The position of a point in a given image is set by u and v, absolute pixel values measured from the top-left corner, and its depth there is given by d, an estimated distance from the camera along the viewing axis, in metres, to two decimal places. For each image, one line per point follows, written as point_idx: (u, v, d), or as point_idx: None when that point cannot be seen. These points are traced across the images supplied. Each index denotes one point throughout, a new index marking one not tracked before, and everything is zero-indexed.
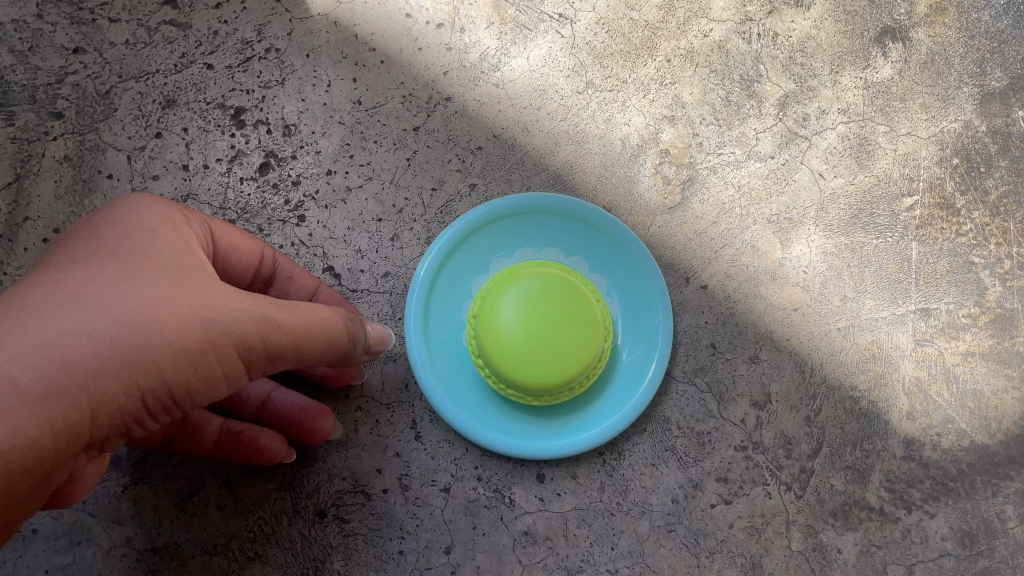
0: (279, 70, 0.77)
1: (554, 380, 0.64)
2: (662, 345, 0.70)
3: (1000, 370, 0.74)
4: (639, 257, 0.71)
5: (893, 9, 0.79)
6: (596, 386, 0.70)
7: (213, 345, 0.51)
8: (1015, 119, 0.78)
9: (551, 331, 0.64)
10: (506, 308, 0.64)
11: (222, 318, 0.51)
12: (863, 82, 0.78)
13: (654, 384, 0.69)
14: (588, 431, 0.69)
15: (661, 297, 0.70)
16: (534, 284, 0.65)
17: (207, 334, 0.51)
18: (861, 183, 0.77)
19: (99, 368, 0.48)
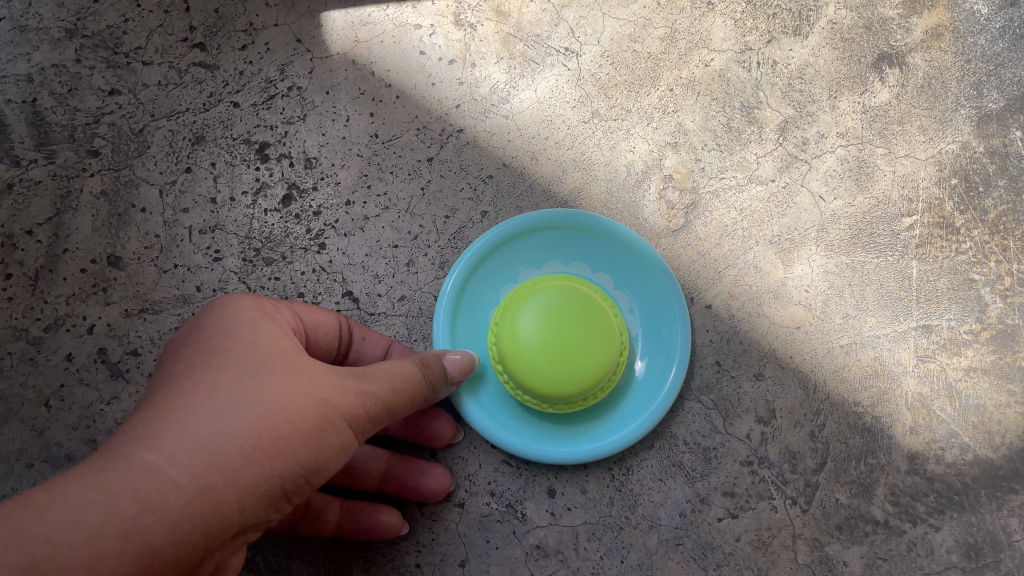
0: (300, 106, 0.82)
1: (560, 390, 0.66)
2: (678, 365, 0.72)
3: (1002, 385, 0.76)
4: (662, 274, 0.73)
5: (889, 35, 0.81)
6: (608, 401, 0.72)
7: (332, 423, 0.55)
8: (1012, 140, 0.80)
9: (567, 341, 0.66)
10: (529, 314, 0.67)
11: (315, 420, 0.54)
12: (861, 106, 0.81)
13: (663, 403, 0.71)
14: (594, 441, 0.71)
15: (681, 316, 0.72)
16: (559, 295, 0.68)
17: (299, 443, 0.53)
18: (860, 205, 0.79)
19: (244, 462, 0.51)
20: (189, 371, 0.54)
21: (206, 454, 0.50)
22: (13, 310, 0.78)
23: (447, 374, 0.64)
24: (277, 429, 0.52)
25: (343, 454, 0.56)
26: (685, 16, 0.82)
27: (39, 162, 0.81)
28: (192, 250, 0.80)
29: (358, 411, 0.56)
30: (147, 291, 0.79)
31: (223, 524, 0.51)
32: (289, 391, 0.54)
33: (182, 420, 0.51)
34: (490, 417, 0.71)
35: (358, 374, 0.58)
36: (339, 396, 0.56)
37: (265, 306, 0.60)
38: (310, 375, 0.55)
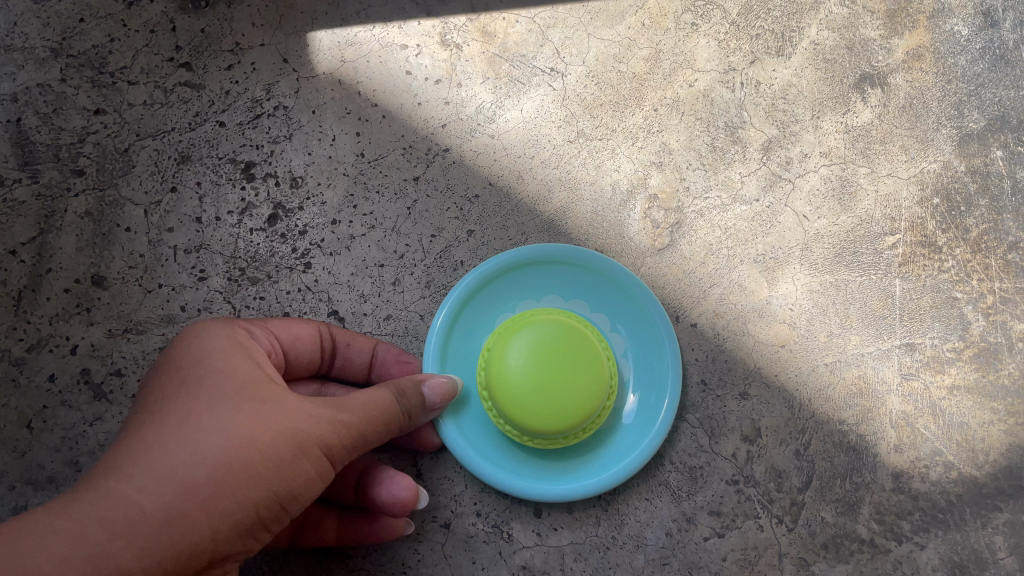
0: (286, 126, 0.82)
1: (534, 423, 0.66)
2: (665, 413, 0.72)
3: (985, 403, 0.76)
4: (656, 317, 0.73)
5: (871, 56, 0.82)
6: (588, 445, 0.72)
7: (305, 451, 0.56)
8: (993, 159, 0.81)
9: (552, 377, 0.66)
10: (537, 337, 0.67)
11: (285, 448, 0.55)
12: (844, 126, 0.81)
13: (641, 457, 0.71)
14: (558, 481, 0.70)
15: (673, 359, 0.72)
16: (571, 333, 0.68)
17: (268, 473, 0.54)
18: (844, 224, 0.79)
19: (213, 491, 0.52)
20: (162, 402, 0.56)
21: (175, 483, 0.52)
22: None
23: (427, 400, 0.63)
24: (246, 459, 0.54)
25: (319, 482, 0.57)
26: (669, 37, 0.83)
27: (24, 182, 0.81)
28: (177, 269, 0.79)
29: (333, 440, 0.57)
30: (131, 311, 0.79)
31: (193, 552, 0.52)
32: (259, 421, 0.55)
33: (154, 451, 0.53)
34: (464, 439, 0.70)
35: (333, 404, 0.58)
36: (312, 424, 0.56)
37: (239, 335, 0.62)
38: (282, 404, 0.57)
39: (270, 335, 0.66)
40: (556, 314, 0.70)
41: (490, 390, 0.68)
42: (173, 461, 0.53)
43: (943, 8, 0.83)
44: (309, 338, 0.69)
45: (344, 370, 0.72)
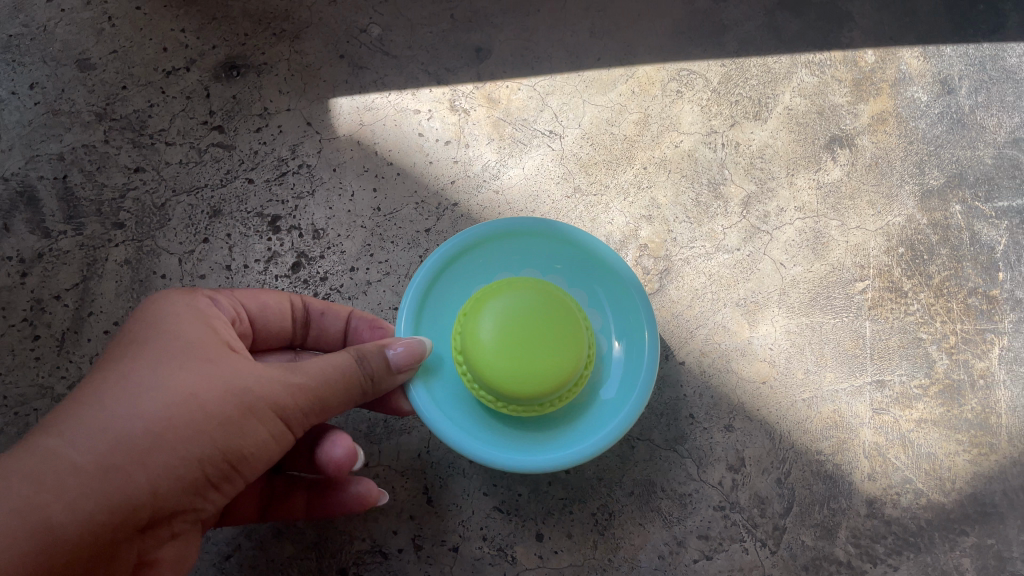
0: (309, 183, 0.90)
1: (507, 384, 0.63)
2: (640, 388, 0.68)
3: (951, 435, 0.83)
4: (634, 295, 0.70)
5: (839, 120, 0.91)
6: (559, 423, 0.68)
7: (251, 411, 0.58)
8: (952, 213, 0.89)
9: (531, 336, 0.63)
10: (518, 303, 0.65)
11: (228, 408, 0.58)
12: (816, 183, 0.89)
13: (610, 437, 0.66)
14: (523, 454, 0.66)
15: (652, 333, 0.69)
16: (553, 303, 0.66)
17: (211, 430, 0.57)
18: (818, 271, 0.87)
19: (152, 444, 0.55)
20: (108, 363, 0.58)
21: (113, 437, 0.54)
22: (41, 369, 0.84)
23: (391, 364, 0.63)
24: (187, 414, 0.56)
25: (268, 442, 0.60)
26: (657, 103, 0.92)
27: (69, 233, 0.88)
28: None
29: (284, 401, 0.60)
30: None
31: (136, 504, 0.54)
32: (203, 380, 0.58)
33: (94, 407, 0.55)
34: (430, 401, 0.67)
35: (287, 367, 0.61)
36: (262, 385, 0.59)
37: (196, 302, 0.65)
38: (228, 365, 0.60)
39: (236, 303, 0.70)
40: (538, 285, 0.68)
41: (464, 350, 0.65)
42: (117, 417, 0.55)
43: (904, 76, 0.93)
44: (278, 309, 0.73)
45: (320, 340, 0.76)
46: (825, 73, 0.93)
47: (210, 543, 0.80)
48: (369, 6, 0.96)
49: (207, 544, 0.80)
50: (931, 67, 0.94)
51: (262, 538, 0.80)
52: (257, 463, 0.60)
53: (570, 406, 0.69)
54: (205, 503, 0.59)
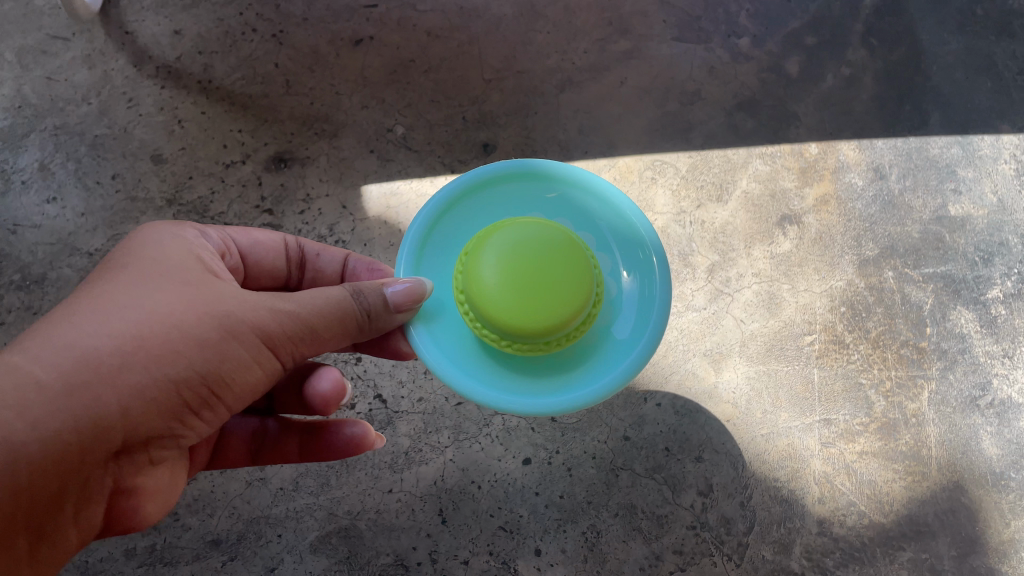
0: None
1: (507, 319, 0.61)
2: (654, 325, 0.67)
3: (888, 465, 0.97)
4: (643, 230, 0.70)
5: (788, 202, 1.09)
6: (567, 368, 0.67)
7: (231, 333, 0.62)
8: (885, 278, 1.06)
9: (532, 271, 0.62)
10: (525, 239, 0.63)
11: (204, 330, 0.60)
12: (770, 253, 1.06)
13: (616, 379, 0.66)
14: (526, 396, 0.65)
15: (662, 275, 0.69)
16: (562, 244, 0.64)
17: (185, 351, 0.59)
18: (772, 327, 1.03)
19: (122, 363, 0.58)
20: (86, 287, 0.62)
21: (82, 354, 0.57)
22: None
23: (390, 302, 0.65)
24: (161, 334, 0.59)
25: (253, 367, 0.63)
26: (635, 187, 1.09)
27: None
28: None
29: (268, 324, 0.63)
30: None
31: (105, 422, 0.57)
32: (185, 300, 0.61)
33: (64, 327, 0.58)
34: (431, 344, 0.68)
35: (275, 295, 0.65)
36: (244, 310, 0.63)
37: (181, 235, 0.69)
38: (211, 291, 0.63)
39: (234, 245, 0.77)
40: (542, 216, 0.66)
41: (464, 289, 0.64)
42: (90, 337, 0.58)
43: (842, 165, 1.11)
44: (271, 248, 0.80)
45: (316, 281, 0.83)
46: (776, 163, 1.11)
47: (259, 557, 0.95)
48: (395, 109, 1.15)
49: (256, 558, 0.95)
50: (865, 157, 1.12)
51: (302, 553, 0.95)
52: (240, 388, 0.63)
53: (577, 349, 0.68)
54: (184, 427, 0.62)
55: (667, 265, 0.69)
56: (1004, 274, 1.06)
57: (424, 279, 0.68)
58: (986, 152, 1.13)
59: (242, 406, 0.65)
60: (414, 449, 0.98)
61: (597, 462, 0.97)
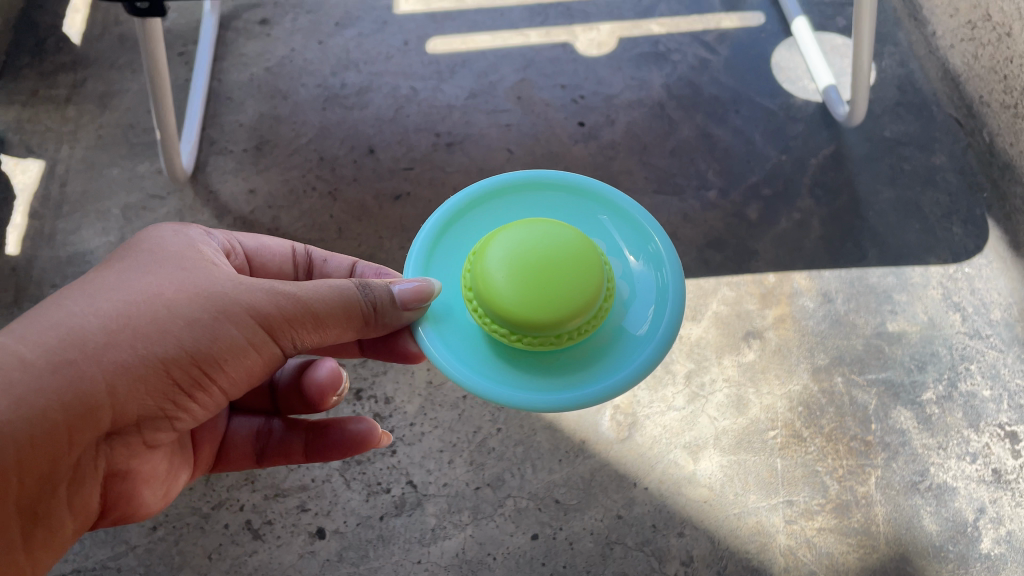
0: (382, 365, 1.29)
1: (517, 314, 0.77)
2: (666, 322, 0.83)
3: (843, 539, 1.15)
4: (656, 238, 0.89)
5: (752, 321, 1.31)
6: (582, 362, 0.83)
7: (215, 317, 0.80)
8: (835, 382, 1.26)
9: (538, 270, 0.78)
10: (527, 240, 0.79)
11: (186, 316, 0.79)
12: (737, 362, 1.28)
13: (629, 373, 0.81)
14: (541, 391, 0.80)
15: (671, 276, 0.86)
16: (563, 242, 0.79)
17: (171, 334, 0.78)
18: (740, 423, 1.23)
19: (113, 344, 0.76)
20: (88, 280, 0.81)
21: (77, 337, 0.76)
22: (193, 495, 1.18)
23: (399, 299, 0.83)
24: (150, 319, 0.78)
25: (240, 344, 0.81)
26: None
27: None
28: None
29: (250, 307, 0.82)
30: (279, 482, 1.20)
31: (97, 390, 0.75)
32: (170, 297, 0.79)
33: (66, 316, 0.77)
34: (451, 349, 0.84)
35: (260, 283, 0.83)
36: (229, 297, 0.81)
37: (175, 237, 0.88)
38: (197, 288, 0.81)
39: (241, 251, 0.99)
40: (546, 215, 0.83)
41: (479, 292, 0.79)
42: (83, 327, 0.76)
43: (796, 291, 1.34)
44: (280, 254, 1.02)
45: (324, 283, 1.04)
46: (740, 289, 1.34)
47: None
48: None
49: None
50: (815, 284, 1.35)
51: None
52: (227, 363, 0.81)
53: (591, 346, 0.84)
54: (177, 397, 0.80)
55: (675, 264, 0.87)
56: (936, 379, 1.26)
57: (431, 282, 0.85)
58: (917, 280, 1.35)
59: (232, 380, 0.83)
60: (439, 526, 1.17)
61: (594, 537, 1.15)
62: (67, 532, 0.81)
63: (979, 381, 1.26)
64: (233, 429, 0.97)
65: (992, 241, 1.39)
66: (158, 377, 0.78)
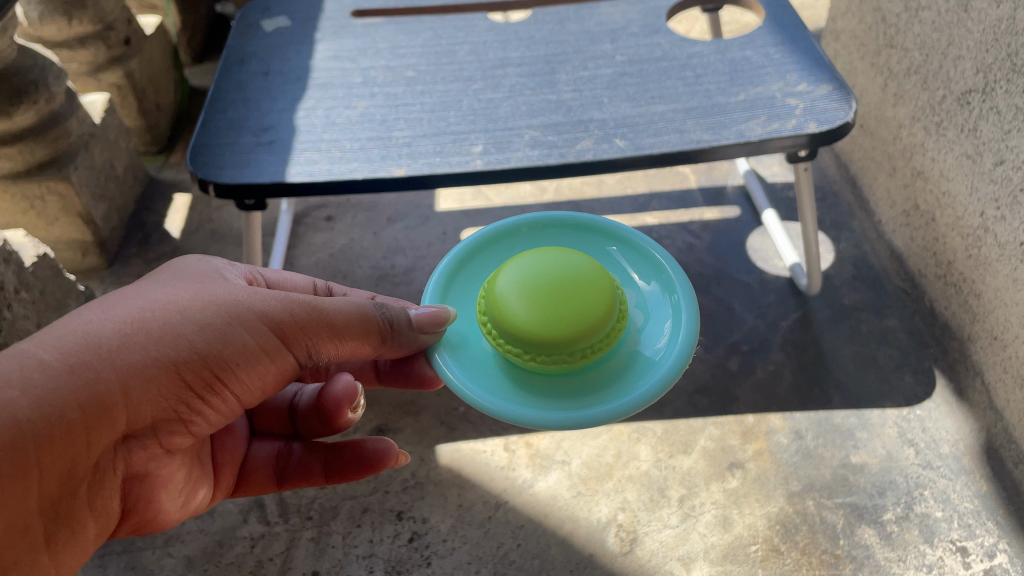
0: (420, 492, 1.54)
1: (533, 336, 0.96)
2: (678, 340, 1.02)
3: None
4: (667, 266, 1.11)
5: (735, 454, 1.55)
6: (599, 386, 1.00)
7: (227, 323, 0.90)
8: (808, 504, 1.47)
9: (552, 293, 0.97)
10: (542, 273, 0.99)
11: (198, 321, 0.89)
12: (723, 488, 1.50)
13: (641, 388, 0.98)
14: (559, 411, 0.97)
15: (679, 296, 1.08)
16: (576, 274, 0.99)
17: (183, 336, 0.88)
18: (726, 539, 1.43)
19: (127, 346, 0.85)
20: (102, 300, 0.90)
21: (91, 341, 0.84)
22: None
23: (417, 323, 1.01)
24: (164, 325, 0.88)
25: (251, 348, 0.91)
26: (626, 445, 1.58)
27: (280, 522, 1.52)
28: (357, 565, 1.45)
29: (260, 317, 0.92)
30: None
31: (110, 387, 0.83)
32: (181, 308, 0.89)
33: (79, 325, 0.85)
34: (469, 377, 1.02)
35: (268, 298, 0.94)
36: (238, 307, 0.92)
37: (185, 267, 0.99)
38: (210, 299, 0.91)
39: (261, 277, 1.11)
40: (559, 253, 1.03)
41: (497, 321, 0.99)
42: (98, 334, 0.85)
43: (772, 429, 1.58)
44: (301, 284, 1.17)
45: None
46: (724, 428, 1.59)
47: None
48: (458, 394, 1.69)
49: None
50: (788, 424, 1.59)
51: None
52: (239, 366, 0.91)
53: (608, 369, 1.02)
54: (188, 397, 0.89)
55: (684, 286, 1.08)
56: (894, 502, 1.47)
57: (446, 312, 1.05)
58: (876, 420, 1.59)
59: (242, 385, 0.93)
60: None
61: None
62: (84, 537, 0.89)
63: (932, 504, 1.46)
64: (253, 453, 1.12)
65: (939, 387, 1.64)
66: (170, 380, 0.87)
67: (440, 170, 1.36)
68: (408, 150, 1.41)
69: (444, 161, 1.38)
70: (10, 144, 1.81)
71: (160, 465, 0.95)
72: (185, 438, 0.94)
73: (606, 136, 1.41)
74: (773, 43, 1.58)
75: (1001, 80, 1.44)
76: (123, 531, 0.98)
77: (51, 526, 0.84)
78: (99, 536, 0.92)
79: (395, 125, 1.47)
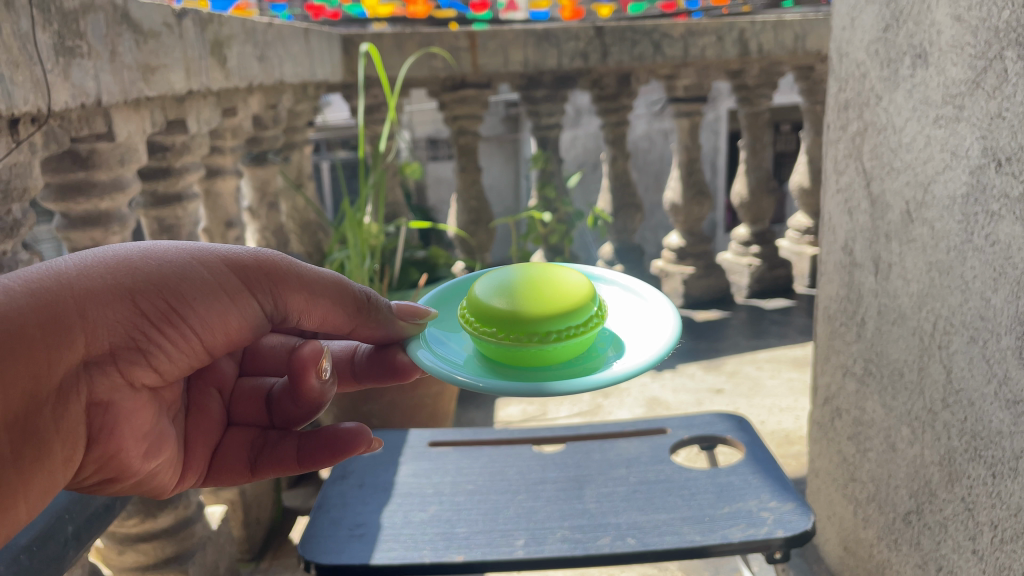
0: None
1: (509, 321, 1.27)
2: (643, 340, 1.28)
3: None
4: (645, 295, 1.41)
5: None
6: (568, 367, 1.25)
7: (173, 265, 1.20)
8: None
9: (527, 297, 1.31)
10: (522, 283, 1.34)
11: (149, 262, 1.18)
12: None
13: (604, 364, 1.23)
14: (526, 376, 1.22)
15: (650, 312, 1.36)
16: (551, 288, 1.33)
17: (135, 270, 1.16)
18: None
19: (86, 276, 1.11)
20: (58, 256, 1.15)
21: (55, 274, 1.08)
22: None
23: (402, 313, 1.38)
24: (118, 263, 1.15)
25: (196, 284, 1.22)
26: None
27: None
28: None
29: (201, 263, 1.23)
30: None
31: (74, 305, 1.08)
32: (138, 252, 1.18)
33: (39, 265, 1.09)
34: (439, 354, 1.28)
35: (207, 250, 1.25)
36: (181, 255, 1.22)
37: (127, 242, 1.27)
38: (159, 246, 1.21)
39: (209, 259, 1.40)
40: (544, 275, 1.38)
41: (481, 317, 1.31)
42: (63, 268, 1.10)
43: None
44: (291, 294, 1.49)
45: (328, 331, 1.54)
46: None
47: None
48: None
49: None
50: None
51: None
52: (187, 296, 1.21)
53: (578, 362, 1.27)
54: (143, 316, 1.16)
55: (655, 304, 1.37)
56: None
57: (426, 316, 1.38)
58: None
59: (191, 312, 1.22)
60: None
61: None
62: (51, 458, 1.10)
63: None
64: (225, 442, 1.46)
65: None
66: (124, 305, 1.14)
67: (490, 556, 1.78)
68: (467, 542, 1.85)
69: (493, 549, 1.82)
70: (149, 540, 2.32)
71: (119, 396, 1.18)
72: (142, 370, 1.20)
73: (620, 534, 1.84)
74: (751, 472, 2.06)
75: (926, 502, 1.86)
76: (87, 461, 1.19)
77: (19, 440, 1.05)
78: (64, 460, 1.12)
79: (457, 523, 1.93)
